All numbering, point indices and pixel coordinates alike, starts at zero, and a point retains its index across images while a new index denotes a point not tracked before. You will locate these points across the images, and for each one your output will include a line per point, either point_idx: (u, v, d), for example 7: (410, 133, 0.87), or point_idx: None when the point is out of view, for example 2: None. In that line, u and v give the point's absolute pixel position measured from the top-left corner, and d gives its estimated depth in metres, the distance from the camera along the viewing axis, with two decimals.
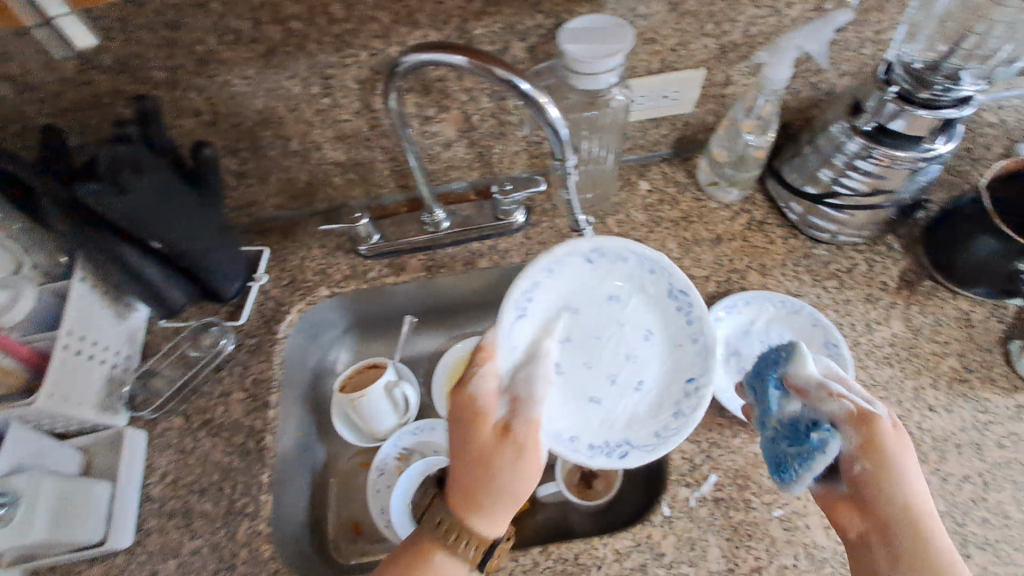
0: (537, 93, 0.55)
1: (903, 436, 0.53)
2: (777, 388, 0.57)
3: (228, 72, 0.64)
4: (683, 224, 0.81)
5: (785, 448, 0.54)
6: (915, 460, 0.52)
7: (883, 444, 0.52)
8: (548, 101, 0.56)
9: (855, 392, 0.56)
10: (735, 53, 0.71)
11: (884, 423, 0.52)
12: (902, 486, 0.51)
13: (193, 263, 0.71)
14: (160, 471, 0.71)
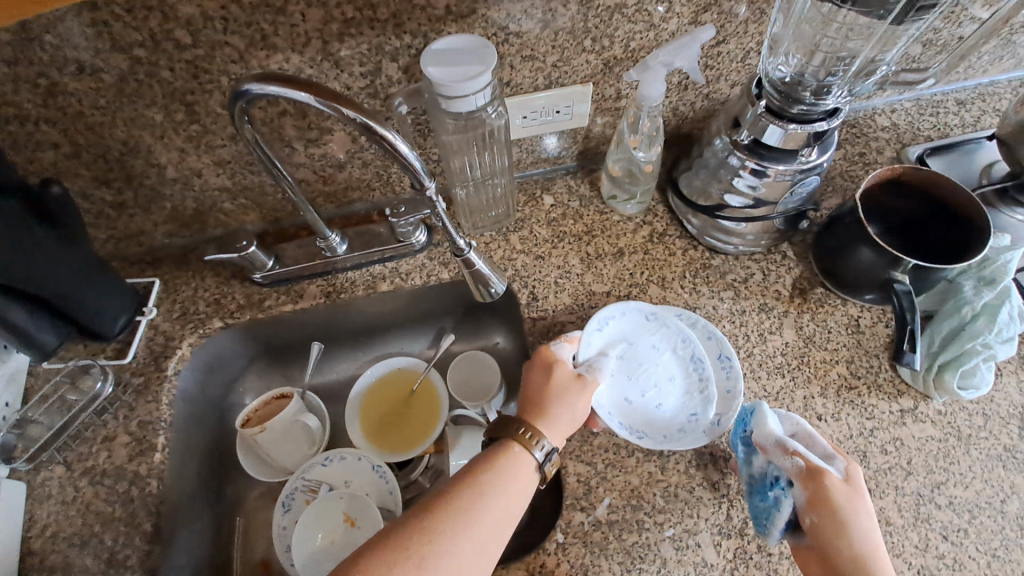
0: (377, 127, 0.51)
1: (856, 489, 0.55)
2: (746, 446, 0.60)
3: (79, 101, 0.60)
4: (585, 238, 0.80)
5: (757, 503, 0.58)
6: (869, 514, 0.54)
7: (831, 498, 0.54)
8: (394, 135, 0.53)
9: (819, 447, 0.59)
10: (620, 67, 0.71)
11: (833, 478, 0.55)
12: (853, 540, 0.52)
13: (68, 300, 0.66)
14: (37, 524, 0.66)
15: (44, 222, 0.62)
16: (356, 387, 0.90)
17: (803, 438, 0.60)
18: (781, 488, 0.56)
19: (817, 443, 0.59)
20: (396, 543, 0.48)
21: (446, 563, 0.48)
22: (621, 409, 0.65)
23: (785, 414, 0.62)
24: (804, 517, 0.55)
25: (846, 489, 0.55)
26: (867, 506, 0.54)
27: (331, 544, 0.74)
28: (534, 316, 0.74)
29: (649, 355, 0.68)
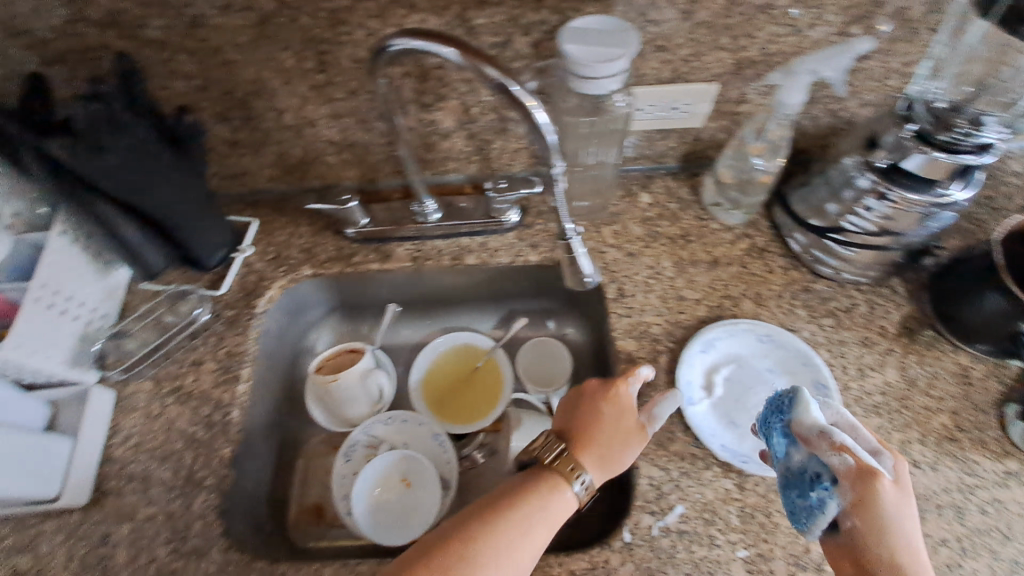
0: (524, 95, 0.51)
1: (905, 492, 0.51)
2: (784, 437, 0.55)
3: (221, 38, 0.62)
4: (681, 242, 0.77)
5: (794, 499, 0.54)
6: (915, 519, 0.50)
7: (879, 502, 0.49)
8: (537, 105, 0.52)
9: (864, 441, 0.54)
10: (751, 70, 0.68)
11: (884, 481, 0.50)
12: (897, 547, 0.48)
13: (174, 228, 0.69)
14: (125, 432, 0.70)
15: (175, 151, 0.65)
16: (423, 355, 0.90)
17: (847, 430, 0.55)
18: (824, 487, 0.52)
19: (863, 437, 0.55)
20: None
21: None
22: (725, 427, 0.65)
23: (828, 404, 0.57)
24: (846, 519, 0.50)
25: (897, 492, 0.50)
26: (914, 511, 0.50)
27: (389, 500, 0.77)
28: (619, 312, 0.73)
29: (760, 378, 0.67)
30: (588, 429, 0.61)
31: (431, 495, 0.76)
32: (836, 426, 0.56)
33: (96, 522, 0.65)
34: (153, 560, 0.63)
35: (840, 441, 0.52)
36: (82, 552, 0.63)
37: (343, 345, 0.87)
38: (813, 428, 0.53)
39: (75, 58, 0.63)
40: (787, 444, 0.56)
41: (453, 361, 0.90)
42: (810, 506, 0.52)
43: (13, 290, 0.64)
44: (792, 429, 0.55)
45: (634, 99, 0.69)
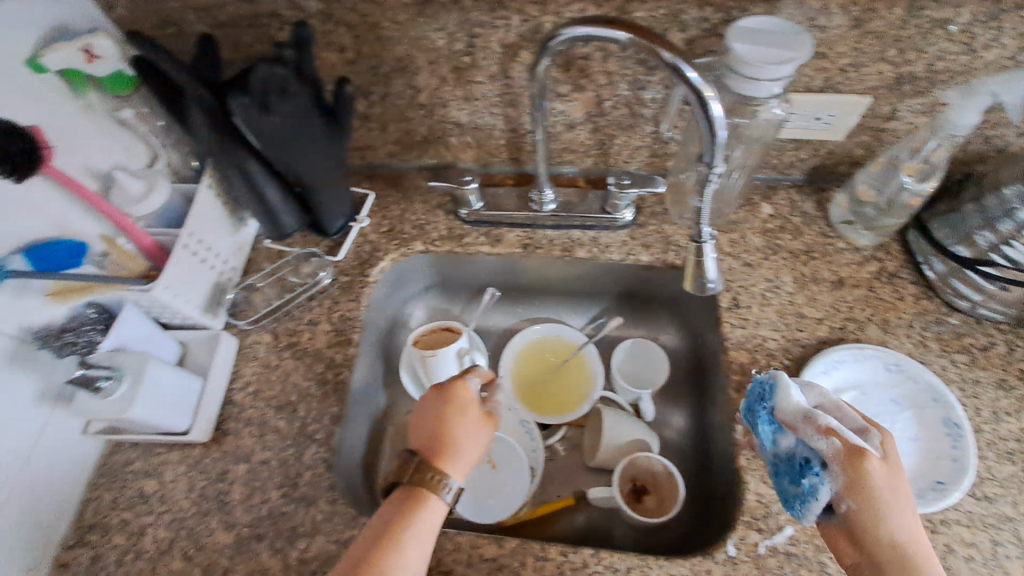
0: (703, 85, 0.47)
1: (896, 470, 0.50)
2: (770, 423, 0.57)
3: (381, 15, 0.64)
4: (803, 258, 0.75)
5: (788, 485, 0.55)
6: (910, 495, 0.49)
7: (870, 484, 0.49)
8: (714, 96, 0.48)
9: (850, 420, 0.54)
10: (910, 86, 0.65)
11: (873, 460, 0.50)
12: (895, 527, 0.48)
13: (309, 192, 0.72)
14: (244, 379, 0.74)
15: (325, 120, 0.67)
16: (515, 339, 0.91)
17: (831, 411, 0.56)
18: (815, 473, 0.52)
19: (849, 416, 0.55)
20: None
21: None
22: None
23: (811, 385, 0.58)
24: (841, 503, 0.50)
25: (888, 469, 0.50)
26: (907, 487, 0.50)
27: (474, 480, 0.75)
28: (733, 322, 0.71)
29: (884, 409, 0.65)
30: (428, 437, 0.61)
31: (516, 477, 0.74)
32: (819, 407, 0.57)
33: (216, 458, 0.69)
34: (266, 501, 0.67)
35: (826, 424, 0.52)
36: (202, 485, 0.68)
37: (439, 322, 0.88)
38: (797, 413, 0.54)
39: (244, 22, 0.67)
40: (774, 431, 0.57)
41: (544, 349, 0.90)
42: (804, 492, 0.53)
43: (163, 236, 0.69)
44: (775, 415, 0.56)
45: (791, 107, 0.66)
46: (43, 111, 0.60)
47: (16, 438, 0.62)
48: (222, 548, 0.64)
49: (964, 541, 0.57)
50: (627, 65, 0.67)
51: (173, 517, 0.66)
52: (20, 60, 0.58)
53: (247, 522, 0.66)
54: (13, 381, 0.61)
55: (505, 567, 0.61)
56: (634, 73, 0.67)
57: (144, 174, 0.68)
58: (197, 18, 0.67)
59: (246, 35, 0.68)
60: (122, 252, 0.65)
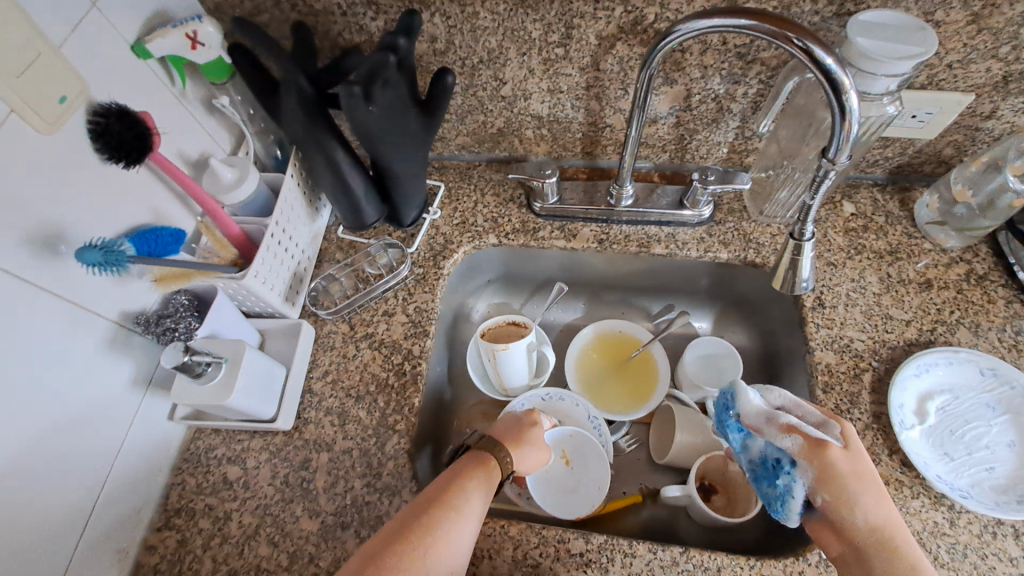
0: (839, 72, 0.47)
1: (858, 455, 0.53)
2: (739, 430, 0.59)
3: (480, 4, 0.64)
4: (889, 259, 0.74)
5: (766, 488, 0.56)
6: (874, 477, 0.52)
7: (838, 473, 0.51)
8: (850, 86, 0.47)
9: (810, 416, 0.56)
10: (1017, 84, 0.63)
11: (836, 450, 0.52)
12: (867, 511, 0.51)
13: (392, 180, 0.72)
14: (322, 367, 0.74)
15: (420, 110, 0.65)
16: (582, 333, 0.90)
17: (792, 409, 0.57)
18: (787, 471, 0.54)
19: (809, 412, 0.56)
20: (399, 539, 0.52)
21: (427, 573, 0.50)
22: (940, 458, 0.62)
23: (771, 387, 0.59)
24: (816, 496, 0.52)
25: (852, 456, 0.53)
26: (872, 470, 0.52)
27: (551, 472, 0.73)
28: (819, 322, 0.71)
29: (978, 413, 0.63)
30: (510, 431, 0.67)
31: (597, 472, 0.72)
32: (782, 407, 0.58)
33: (298, 446, 0.69)
34: (349, 490, 0.66)
35: (786, 423, 0.54)
36: (285, 473, 0.67)
37: (506, 316, 0.86)
38: (760, 416, 0.55)
39: (339, 11, 0.67)
40: (744, 436, 0.59)
41: (609, 343, 0.89)
42: (781, 493, 0.54)
43: (250, 225, 0.69)
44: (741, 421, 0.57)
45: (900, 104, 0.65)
46: (147, 98, 0.62)
47: (111, 420, 0.62)
48: (308, 536, 0.64)
49: None
50: (724, 58, 0.66)
51: (257, 503, 0.66)
52: (128, 45, 0.59)
53: (331, 511, 0.65)
54: (111, 363, 0.61)
55: (593, 563, 0.60)
56: (729, 67, 0.67)
57: (236, 161, 0.69)
58: (292, 6, 0.67)
59: (338, 24, 0.69)
60: (215, 239, 0.67)
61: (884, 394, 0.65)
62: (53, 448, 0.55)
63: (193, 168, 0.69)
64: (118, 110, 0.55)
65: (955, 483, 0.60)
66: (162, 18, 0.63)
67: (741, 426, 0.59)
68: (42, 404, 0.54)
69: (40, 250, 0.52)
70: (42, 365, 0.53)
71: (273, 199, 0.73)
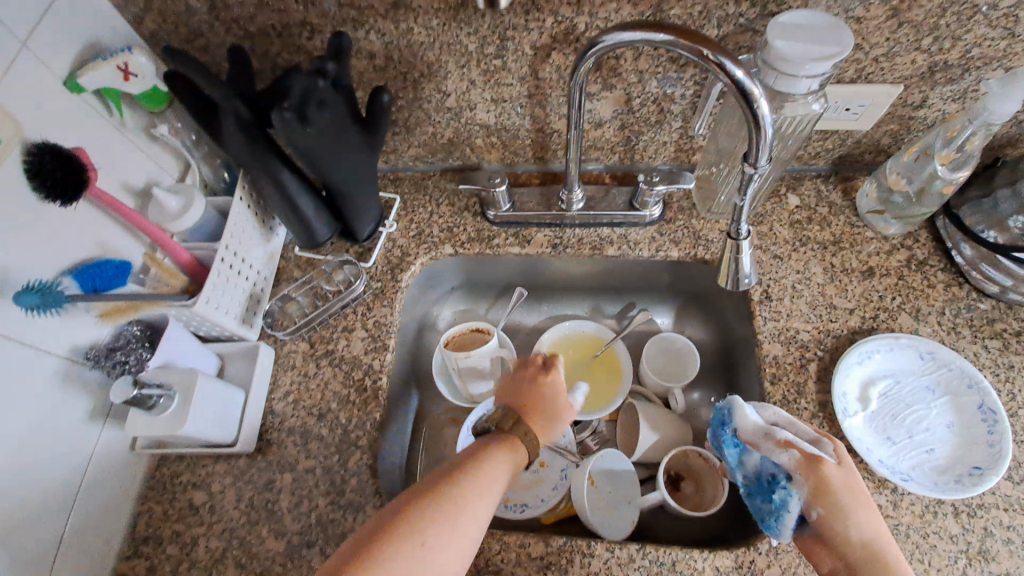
0: (750, 83, 0.48)
1: (849, 472, 0.54)
2: (735, 445, 0.60)
3: (413, 20, 0.64)
4: (833, 249, 0.76)
5: (759, 503, 0.57)
6: (866, 494, 0.53)
7: (832, 488, 0.52)
8: (761, 93, 0.49)
9: (804, 434, 0.58)
10: (943, 74, 0.65)
11: (830, 465, 0.53)
12: (860, 525, 0.51)
13: (342, 198, 0.73)
14: (282, 388, 0.74)
15: (361, 129, 0.66)
16: (547, 333, 0.91)
17: (786, 426, 0.59)
18: (783, 486, 0.54)
19: (802, 429, 0.58)
20: (421, 521, 0.50)
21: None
22: (882, 443, 0.64)
23: (765, 404, 0.61)
24: (810, 511, 0.53)
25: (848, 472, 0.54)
26: (862, 485, 0.53)
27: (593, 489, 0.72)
28: (766, 315, 0.72)
29: (919, 397, 0.66)
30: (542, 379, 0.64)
31: (624, 488, 0.73)
32: (777, 425, 0.60)
33: (261, 468, 0.69)
34: (313, 508, 0.67)
35: (782, 438, 0.55)
36: (249, 495, 0.68)
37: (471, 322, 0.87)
38: (757, 432, 0.57)
39: (274, 32, 0.67)
40: (739, 452, 0.60)
41: (574, 342, 0.90)
42: (775, 508, 0.55)
43: (200, 250, 0.69)
44: (738, 436, 0.59)
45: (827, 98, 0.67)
46: (84, 133, 0.62)
47: (69, 456, 0.62)
48: (274, 556, 0.64)
49: (1002, 525, 0.59)
50: (658, 62, 0.67)
51: (223, 527, 0.67)
52: (60, 80, 0.59)
53: (297, 531, 0.66)
54: (64, 401, 0.62)
55: (553, 565, 0.62)
56: (665, 70, 0.68)
57: (181, 188, 0.68)
58: (226, 30, 0.67)
59: (275, 45, 0.69)
60: (164, 268, 0.67)
61: (829, 382, 0.67)
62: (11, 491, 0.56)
63: (138, 198, 0.69)
64: (53, 149, 0.56)
65: (896, 465, 0.62)
66: (94, 49, 0.62)
67: (738, 441, 0.60)
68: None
69: None
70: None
71: (222, 221, 0.73)
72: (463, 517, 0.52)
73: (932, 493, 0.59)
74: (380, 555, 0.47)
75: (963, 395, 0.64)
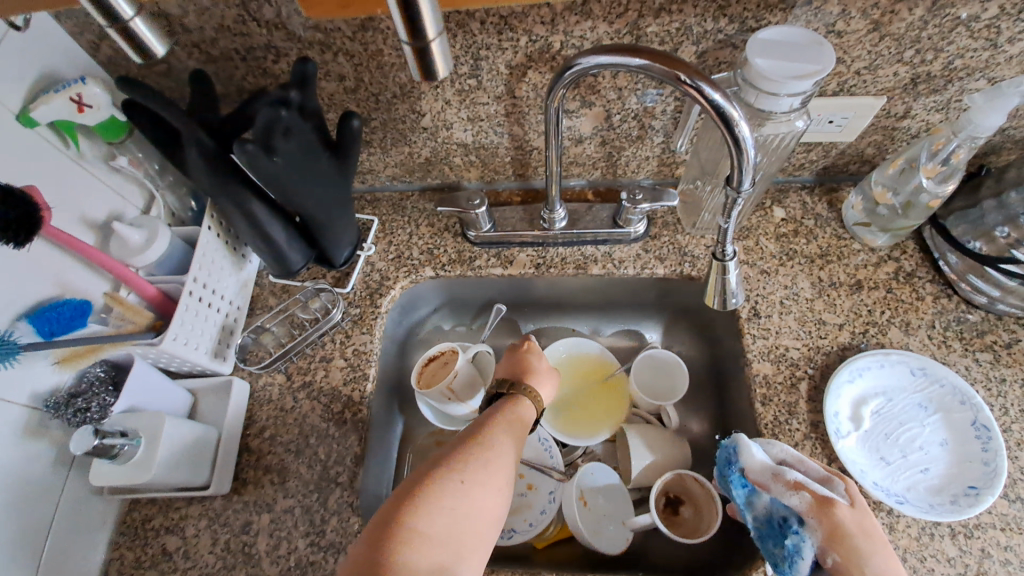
0: (729, 106, 0.47)
1: (864, 514, 0.52)
2: (742, 486, 0.59)
3: (383, 41, 0.62)
4: (820, 262, 0.74)
5: (772, 548, 0.55)
6: (884, 538, 0.50)
7: (848, 532, 0.50)
8: (741, 116, 0.47)
9: (813, 471, 0.57)
10: (926, 85, 0.63)
11: (842, 507, 0.52)
12: (884, 574, 0.48)
13: (316, 225, 0.70)
14: (259, 424, 0.71)
15: (331, 155, 0.63)
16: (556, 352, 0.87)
17: (794, 464, 0.58)
18: (795, 530, 0.53)
19: (811, 467, 0.57)
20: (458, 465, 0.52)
21: (491, 527, 0.52)
22: (876, 464, 0.62)
23: (771, 441, 0.60)
24: (826, 556, 0.51)
25: (865, 515, 0.52)
26: (881, 529, 0.51)
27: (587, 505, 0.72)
28: (754, 333, 0.71)
29: (912, 414, 0.64)
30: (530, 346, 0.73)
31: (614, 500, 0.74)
32: (784, 462, 0.58)
33: (238, 510, 0.66)
34: (292, 550, 0.64)
35: (793, 479, 0.54)
36: (225, 538, 0.65)
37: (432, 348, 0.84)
38: (765, 471, 0.56)
39: (239, 56, 0.65)
40: (747, 493, 0.59)
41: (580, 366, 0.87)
42: (788, 553, 0.53)
43: (166, 283, 0.66)
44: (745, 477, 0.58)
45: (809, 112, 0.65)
46: (38, 169, 0.58)
47: (32, 508, 0.59)
48: None
49: (999, 545, 0.57)
50: (637, 79, 0.66)
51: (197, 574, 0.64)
52: (12, 114, 0.56)
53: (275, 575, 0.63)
54: (26, 450, 0.59)
55: None
56: (645, 86, 0.66)
57: (144, 221, 0.65)
58: (187, 55, 0.64)
59: (241, 69, 0.66)
60: (127, 307, 0.63)
61: (820, 401, 0.66)
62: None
63: (99, 232, 0.66)
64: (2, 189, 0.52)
65: (891, 487, 0.61)
66: (46, 80, 0.59)
67: (745, 481, 0.59)
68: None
69: None
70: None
71: (190, 252, 0.70)
72: (495, 459, 0.55)
73: (929, 516, 0.57)
74: (424, 496, 0.49)
75: (957, 412, 0.63)
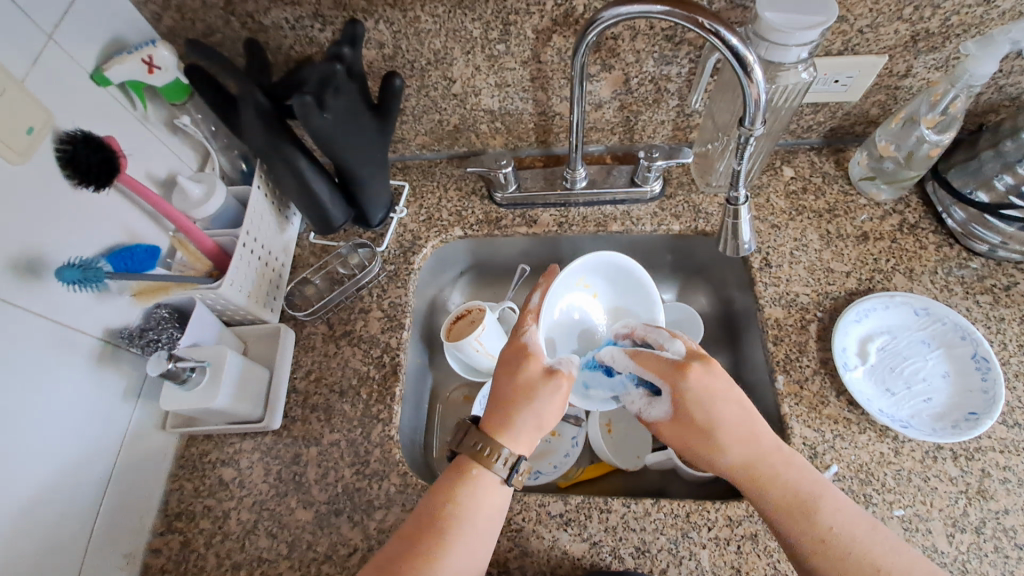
0: (745, 51, 0.52)
1: (681, 420, 0.60)
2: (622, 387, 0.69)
3: (420, 8, 0.68)
4: (828, 216, 0.79)
5: None
6: (699, 433, 0.59)
7: (679, 445, 0.61)
8: (755, 59, 0.52)
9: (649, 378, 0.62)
10: (926, 42, 0.68)
11: (664, 423, 0.62)
12: (717, 466, 0.59)
13: (357, 182, 0.75)
14: (304, 368, 0.77)
15: (373, 115, 0.69)
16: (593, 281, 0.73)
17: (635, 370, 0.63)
18: None
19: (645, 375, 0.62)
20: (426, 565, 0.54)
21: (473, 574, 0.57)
22: (881, 396, 0.67)
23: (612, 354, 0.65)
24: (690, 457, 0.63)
25: (678, 402, 0.60)
26: (699, 422, 0.59)
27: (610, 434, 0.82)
28: (766, 281, 0.75)
29: (915, 350, 0.69)
30: (541, 281, 0.70)
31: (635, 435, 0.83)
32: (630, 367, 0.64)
33: (287, 443, 0.72)
34: (340, 479, 0.69)
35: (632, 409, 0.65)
36: (277, 469, 0.71)
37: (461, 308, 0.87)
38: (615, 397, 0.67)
39: (287, 26, 0.71)
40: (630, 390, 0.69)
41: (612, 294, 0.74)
42: None
43: (221, 237, 0.72)
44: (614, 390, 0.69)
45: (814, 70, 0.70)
46: (111, 124, 0.65)
47: (104, 434, 0.65)
48: (305, 525, 0.67)
49: (999, 465, 0.61)
50: (654, 42, 0.71)
51: (252, 500, 0.69)
52: (88, 74, 0.62)
53: (324, 500, 0.68)
54: (102, 379, 0.65)
55: (573, 521, 0.65)
56: (661, 50, 0.71)
57: (203, 176, 0.72)
58: (240, 24, 0.71)
59: (288, 38, 0.72)
60: (190, 252, 0.70)
61: (828, 340, 0.70)
62: (44, 472, 0.58)
63: (162, 187, 0.72)
64: (84, 137, 0.58)
65: (894, 415, 0.65)
66: (117, 45, 0.66)
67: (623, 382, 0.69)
68: (15, 426, 0.55)
69: (23, 276, 0.55)
70: (19, 381, 0.55)
71: (241, 210, 0.76)
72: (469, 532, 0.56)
73: (931, 439, 0.61)
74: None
75: (958, 347, 0.67)
